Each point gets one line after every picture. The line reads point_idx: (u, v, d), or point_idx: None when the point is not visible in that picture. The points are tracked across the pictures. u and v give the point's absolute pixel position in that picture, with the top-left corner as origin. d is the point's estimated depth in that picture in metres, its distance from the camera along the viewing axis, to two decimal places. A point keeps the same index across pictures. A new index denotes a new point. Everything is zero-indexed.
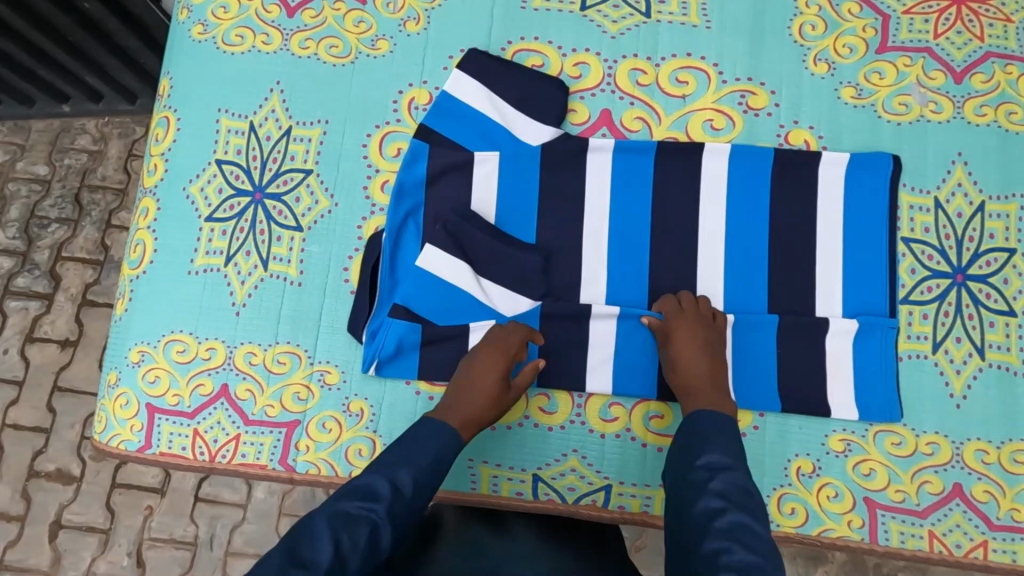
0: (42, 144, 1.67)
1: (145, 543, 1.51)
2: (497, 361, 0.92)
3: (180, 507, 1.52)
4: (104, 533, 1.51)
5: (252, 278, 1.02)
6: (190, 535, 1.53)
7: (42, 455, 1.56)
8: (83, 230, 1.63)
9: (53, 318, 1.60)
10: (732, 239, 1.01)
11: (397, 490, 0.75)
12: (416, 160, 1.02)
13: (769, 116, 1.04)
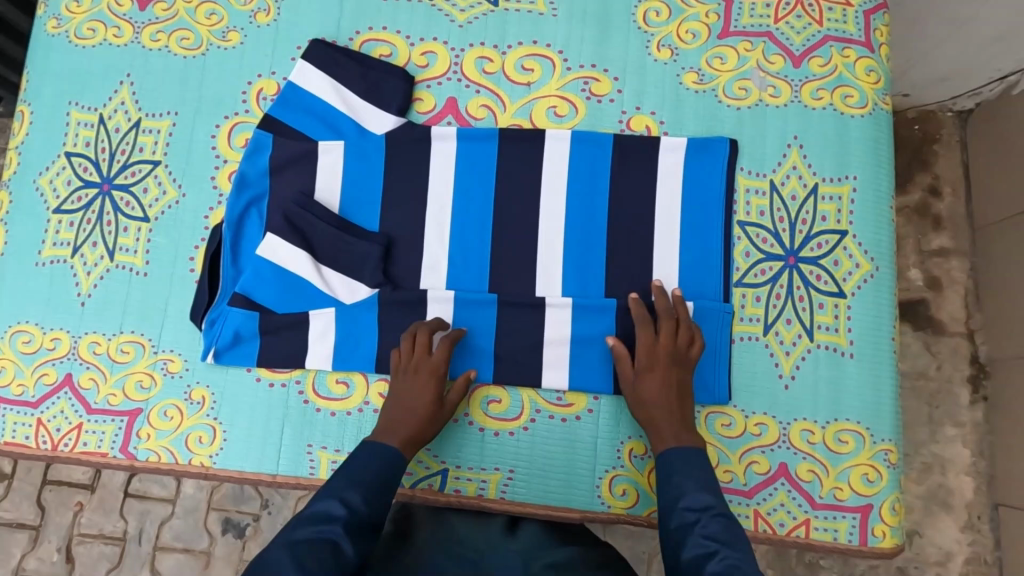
0: None
1: (74, 539, 1.60)
2: (429, 381, 0.93)
3: (108, 504, 1.62)
4: (34, 529, 1.61)
5: (98, 269, 1.03)
6: (118, 531, 1.61)
7: None
8: None
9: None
10: (571, 225, 1.02)
11: (348, 508, 0.80)
12: (259, 151, 1.03)
13: (612, 102, 1.05)
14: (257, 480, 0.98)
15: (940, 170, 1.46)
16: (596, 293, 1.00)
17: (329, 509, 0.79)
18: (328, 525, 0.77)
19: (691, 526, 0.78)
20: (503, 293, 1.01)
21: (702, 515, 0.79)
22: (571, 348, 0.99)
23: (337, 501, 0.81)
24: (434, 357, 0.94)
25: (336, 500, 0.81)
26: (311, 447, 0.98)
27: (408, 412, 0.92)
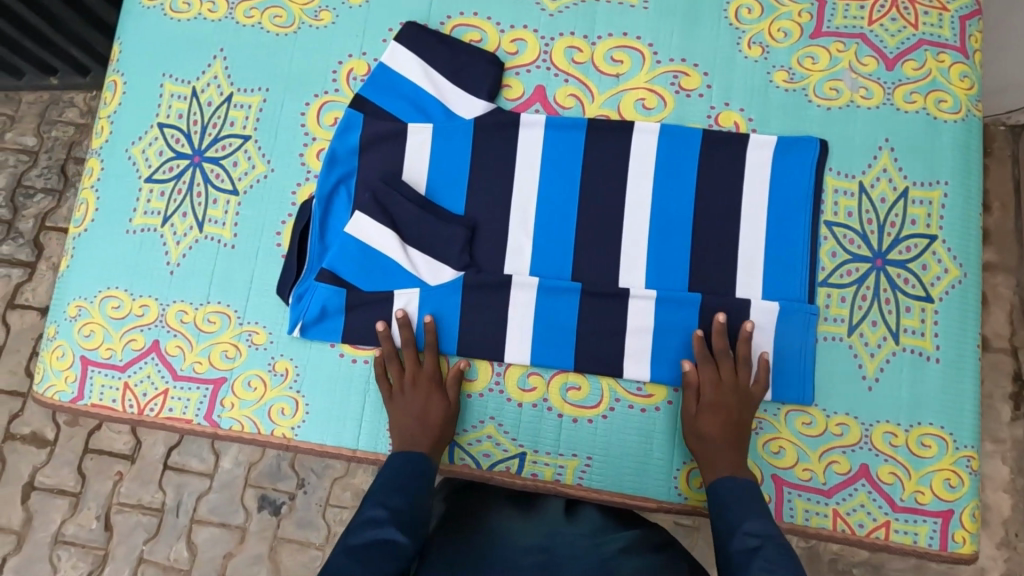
0: (31, 116, 1.95)
1: (113, 507, 1.71)
2: (429, 391, 0.97)
3: (146, 476, 1.74)
4: (74, 496, 1.73)
5: (187, 239, 1.04)
6: (156, 502, 1.72)
7: (19, 418, 1.82)
8: (67, 200, 1.93)
9: (34, 289, 1.91)
10: (655, 218, 1.02)
11: (392, 511, 0.85)
12: (349, 130, 1.04)
13: (701, 97, 1.05)
14: (338, 455, 1.00)
15: (990, 184, 1.45)
16: (679, 286, 1.01)
17: (376, 514, 0.84)
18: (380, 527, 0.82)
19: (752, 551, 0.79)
20: (587, 282, 1.02)
21: (763, 539, 0.80)
22: (654, 340, 0.99)
23: (383, 507, 0.85)
24: (426, 365, 0.98)
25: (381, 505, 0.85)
26: None
27: (423, 420, 0.95)
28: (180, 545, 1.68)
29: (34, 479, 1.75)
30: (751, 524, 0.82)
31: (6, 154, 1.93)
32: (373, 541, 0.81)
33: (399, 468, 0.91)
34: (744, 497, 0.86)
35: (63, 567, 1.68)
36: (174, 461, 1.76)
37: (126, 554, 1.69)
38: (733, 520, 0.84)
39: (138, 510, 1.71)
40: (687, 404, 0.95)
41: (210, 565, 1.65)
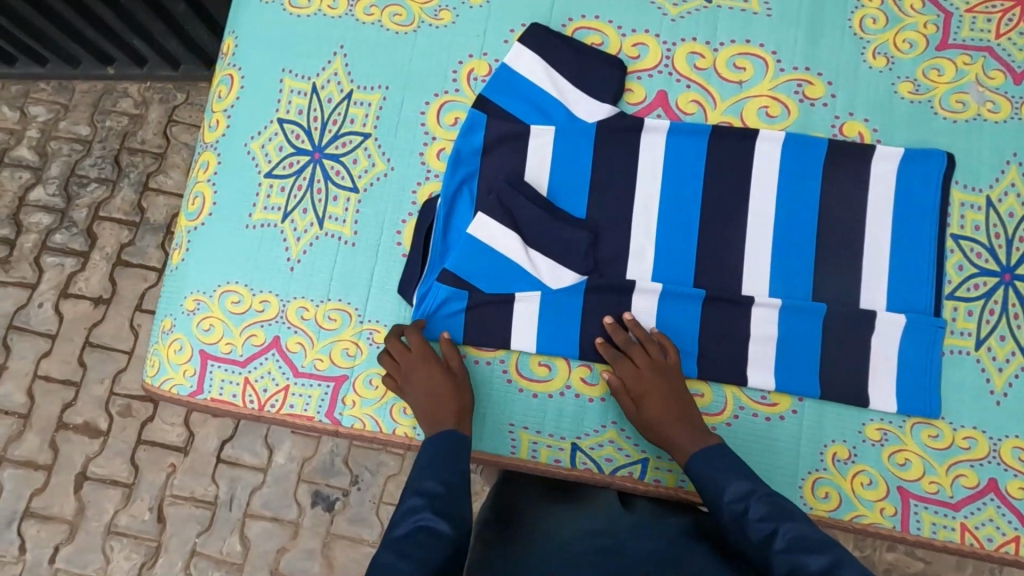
0: (84, 106, 1.98)
1: (167, 499, 1.72)
2: (424, 368, 0.95)
3: (199, 468, 1.75)
4: (127, 487, 1.73)
5: (307, 235, 1.04)
6: (209, 494, 1.73)
7: (71, 408, 1.79)
8: (121, 191, 1.93)
9: (86, 277, 1.86)
10: (779, 227, 1.02)
11: (429, 495, 0.81)
12: (473, 129, 1.04)
13: (825, 106, 1.05)
14: None
15: None
16: (802, 295, 1.00)
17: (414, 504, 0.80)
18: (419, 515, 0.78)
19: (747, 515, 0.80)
20: (710, 289, 1.01)
21: (748, 502, 0.81)
22: (778, 349, 0.99)
23: (419, 493, 0.81)
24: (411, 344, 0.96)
25: (417, 493, 0.81)
26: (513, 427, 1.00)
27: (435, 396, 0.93)
28: (233, 539, 1.69)
29: (86, 469, 1.74)
30: (734, 489, 0.83)
31: (61, 143, 1.95)
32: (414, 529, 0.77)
33: (436, 451, 0.88)
34: (717, 460, 0.87)
35: (116, 558, 1.70)
36: (228, 454, 1.76)
37: (178, 546, 1.70)
38: (716, 484, 0.85)
39: (191, 502, 1.73)
40: (625, 406, 0.96)
41: (262, 559, 1.67)
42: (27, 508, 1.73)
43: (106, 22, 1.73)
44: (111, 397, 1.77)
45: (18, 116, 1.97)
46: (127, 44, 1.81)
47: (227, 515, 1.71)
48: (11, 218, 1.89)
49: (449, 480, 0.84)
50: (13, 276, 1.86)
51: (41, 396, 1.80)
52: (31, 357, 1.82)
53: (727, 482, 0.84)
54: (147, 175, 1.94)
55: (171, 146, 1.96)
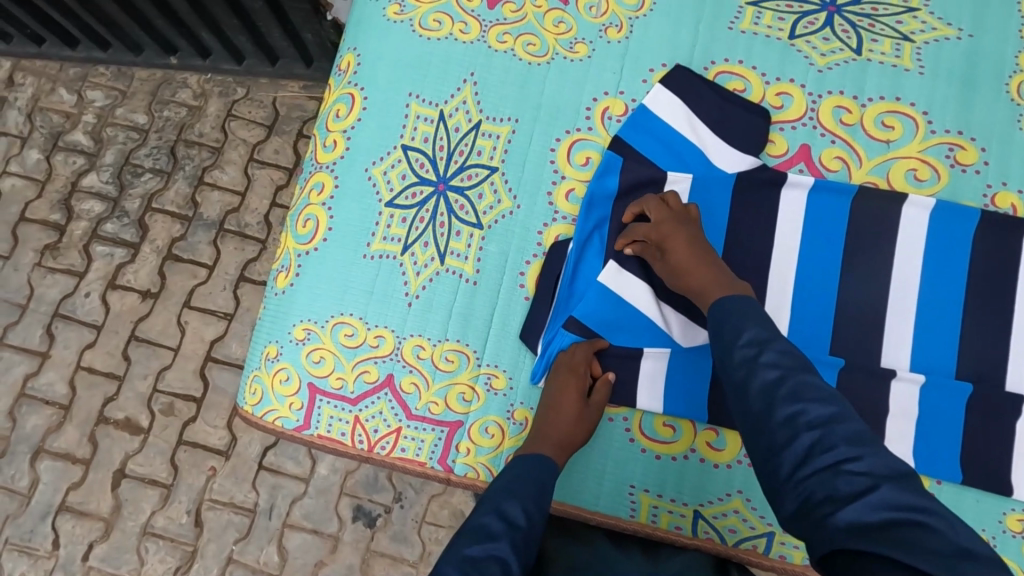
0: (142, 93, 1.91)
1: (205, 503, 1.64)
2: (566, 382, 0.92)
3: (241, 473, 1.65)
4: (166, 488, 1.65)
5: (427, 270, 1.00)
6: (249, 502, 1.64)
7: (113, 402, 1.71)
8: (175, 182, 1.84)
9: (136, 269, 1.79)
10: (925, 300, 0.97)
11: (510, 524, 0.78)
12: (608, 172, 1.00)
13: (977, 173, 1.00)
14: (576, 515, 0.96)
15: None
16: (945, 371, 0.95)
17: (491, 525, 0.77)
18: (494, 543, 0.75)
19: (796, 419, 0.69)
20: (849, 358, 0.96)
21: (762, 348, 0.76)
22: (918, 426, 0.94)
23: (497, 514, 0.79)
24: (577, 357, 0.94)
25: (497, 515, 0.79)
26: (634, 488, 0.95)
27: (554, 412, 0.91)
28: (271, 549, 1.61)
29: (125, 466, 1.67)
30: (750, 333, 0.78)
31: (117, 131, 1.89)
32: (485, 557, 0.74)
33: (525, 472, 0.85)
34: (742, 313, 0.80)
35: (151, 560, 1.61)
36: (271, 461, 1.66)
37: (215, 553, 1.61)
38: (732, 330, 0.79)
39: (229, 508, 1.64)
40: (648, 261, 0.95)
41: (300, 572, 1.59)
42: (61, 503, 1.66)
43: (179, 13, 1.69)
44: (155, 394, 1.69)
45: (75, 100, 1.92)
46: (197, 36, 1.77)
47: (265, 525, 1.63)
48: (62, 203, 1.84)
49: (533, 513, 0.80)
50: (61, 263, 1.80)
51: (82, 388, 1.72)
52: (75, 348, 1.75)
53: (744, 327, 0.79)
54: (203, 169, 1.85)
55: (229, 141, 1.87)
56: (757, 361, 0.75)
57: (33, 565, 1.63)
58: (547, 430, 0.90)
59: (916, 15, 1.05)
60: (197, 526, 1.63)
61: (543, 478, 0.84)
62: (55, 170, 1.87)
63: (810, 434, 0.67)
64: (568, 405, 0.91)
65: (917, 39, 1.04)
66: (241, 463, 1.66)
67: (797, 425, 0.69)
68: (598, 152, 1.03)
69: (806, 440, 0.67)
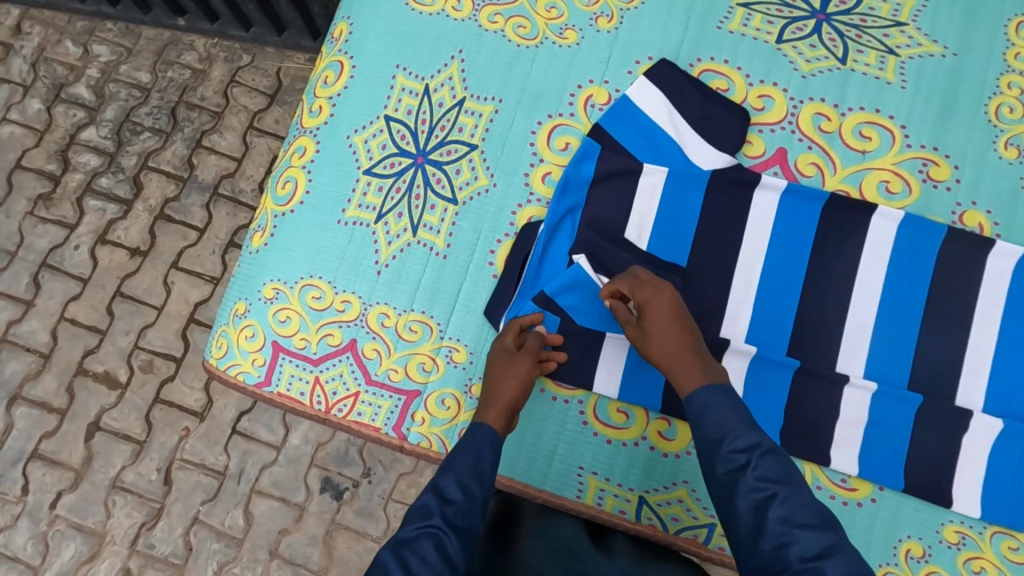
0: (148, 52, 1.92)
1: (176, 462, 1.65)
2: (499, 363, 0.92)
3: (213, 437, 1.67)
4: (139, 444, 1.67)
5: (399, 241, 1.02)
6: (219, 464, 1.65)
7: (93, 355, 1.72)
8: (172, 144, 1.85)
9: (127, 226, 1.80)
10: (885, 310, 0.98)
11: (446, 499, 0.77)
12: (585, 159, 1.01)
13: (948, 190, 1.01)
14: (523, 492, 0.98)
15: None
16: (897, 382, 0.97)
17: (428, 503, 0.77)
18: (430, 520, 0.74)
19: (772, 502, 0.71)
20: (805, 360, 0.98)
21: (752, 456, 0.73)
22: (865, 434, 0.96)
23: (432, 493, 0.78)
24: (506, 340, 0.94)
25: (435, 492, 0.78)
26: (582, 470, 0.97)
27: (496, 390, 0.90)
28: (237, 512, 1.62)
29: (100, 419, 1.68)
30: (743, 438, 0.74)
31: (119, 87, 1.90)
32: (418, 534, 0.73)
33: (464, 442, 0.84)
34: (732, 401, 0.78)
35: (117, 514, 1.63)
36: (244, 425, 1.67)
37: (182, 512, 1.63)
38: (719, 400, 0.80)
39: (200, 469, 1.65)
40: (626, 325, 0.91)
41: (264, 538, 1.60)
42: (35, 451, 1.68)
43: None
44: (136, 349, 1.71)
45: (80, 53, 1.93)
46: None
47: (234, 488, 1.64)
48: (59, 154, 1.85)
49: (471, 488, 0.79)
50: (53, 214, 1.81)
51: (65, 339, 1.74)
52: (60, 299, 1.76)
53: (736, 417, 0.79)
54: (201, 133, 1.86)
55: (230, 107, 1.87)
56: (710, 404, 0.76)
57: (1, 509, 1.65)
58: (492, 401, 0.89)
59: (903, 30, 1.06)
60: (166, 484, 1.65)
61: (480, 444, 0.84)
62: (54, 121, 1.88)
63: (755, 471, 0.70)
64: (508, 377, 0.91)
65: (902, 54, 1.05)
66: (215, 426, 1.67)
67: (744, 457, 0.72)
68: (577, 138, 1.04)
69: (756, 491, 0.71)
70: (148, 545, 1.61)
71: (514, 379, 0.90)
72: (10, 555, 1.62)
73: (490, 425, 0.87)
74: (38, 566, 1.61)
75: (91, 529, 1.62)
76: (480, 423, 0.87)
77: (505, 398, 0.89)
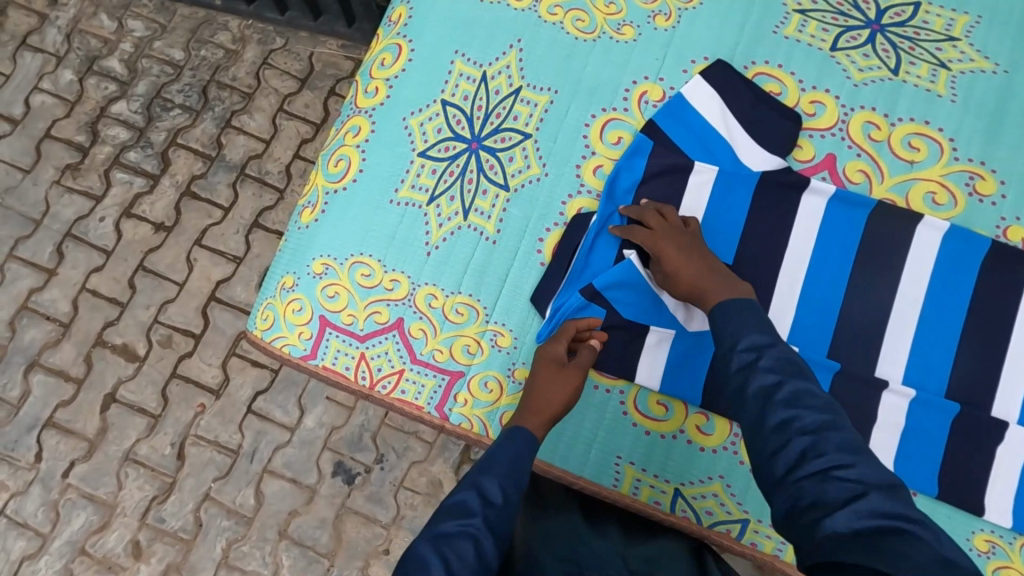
0: (183, 29, 1.94)
1: (190, 438, 1.66)
2: (547, 373, 0.92)
3: (228, 414, 1.67)
4: (154, 418, 1.67)
5: (449, 224, 1.03)
6: (233, 443, 1.66)
7: (112, 326, 1.73)
8: (202, 122, 1.86)
9: (153, 200, 1.81)
10: (926, 318, 1.00)
11: (486, 501, 0.79)
12: (637, 154, 1.03)
13: (993, 205, 1.03)
14: (561, 477, 0.99)
15: None
16: (935, 389, 0.98)
17: (468, 501, 0.78)
18: (469, 519, 0.77)
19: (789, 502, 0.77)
20: (846, 363, 0.99)
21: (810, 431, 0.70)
22: (902, 440, 0.97)
23: (474, 491, 0.80)
24: (552, 348, 0.94)
25: (475, 491, 0.80)
26: (620, 460, 0.98)
27: (542, 401, 0.91)
28: (248, 492, 1.62)
29: (117, 391, 1.69)
30: (749, 339, 0.78)
31: (152, 63, 1.91)
32: (457, 532, 0.76)
33: (502, 447, 0.85)
34: None
35: (129, 486, 1.64)
36: (260, 406, 1.67)
37: (193, 487, 1.63)
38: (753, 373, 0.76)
39: (213, 447, 1.66)
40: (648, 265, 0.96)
41: (274, 518, 1.61)
42: (50, 419, 1.68)
43: None
44: (155, 324, 1.71)
45: (115, 27, 1.94)
46: None
47: (246, 467, 1.65)
48: (89, 126, 1.86)
49: (509, 492, 0.81)
50: (80, 184, 1.82)
51: (85, 309, 1.74)
52: (83, 269, 1.77)
53: None
54: (232, 113, 1.86)
55: (261, 88, 1.88)
56: (754, 367, 0.75)
57: (13, 475, 1.65)
58: (537, 409, 0.90)
59: (956, 45, 1.08)
60: (179, 459, 1.66)
61: (521, 451, 0.85)
62: (86, 92, 1.89)
63: (802, 440, 0.69)
64: (554, 382, 0.92)
65: (954, 68, 1.07)
66: (231, 404, 1.68)
67: (789, 432, 0.70)
68: (630, 133, 1.05)
69: (799, 445, 0.69)
70: (157, 518, 1.62)
71: (559, 392, 0.91)
72: (20, 521, 1.62)
73: (530, 431, 0.88)
74: (47, 533, 1.61)
75: (102, 500, 1.63)
76: (521, 430, 0.88)
77: (548, 407, 0.90)
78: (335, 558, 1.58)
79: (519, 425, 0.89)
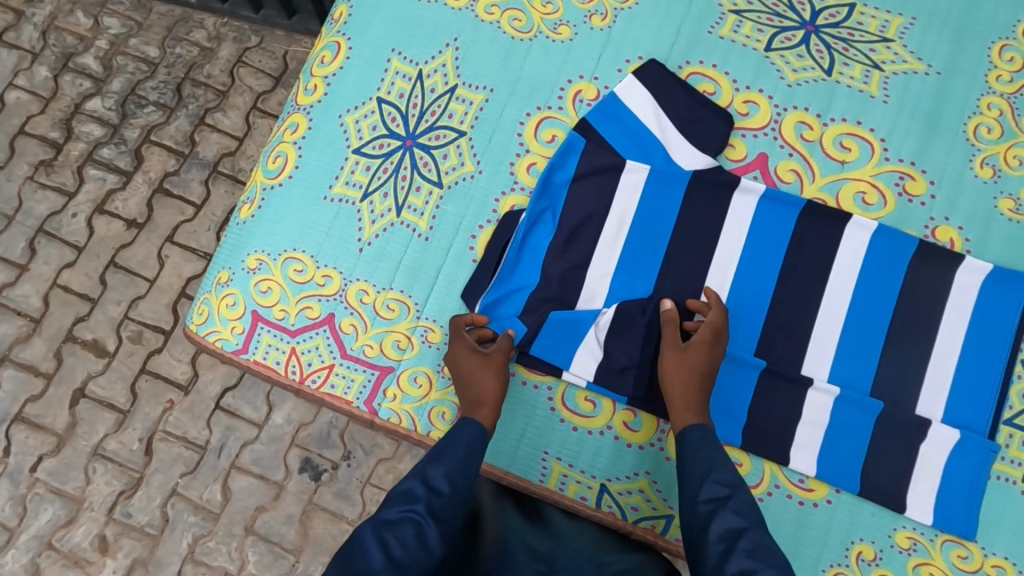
0: (159, 27, 1.94)
1: (158, 433, 1.67)
2: (473, 365, 0.93)
3: (196, 410, 1.68)
4: (122, 413, 1.68)
5: (383, 220, 1.04)
6: (200, 439, 1.67)
7: (83, 322, 1.74)
8: (176, 119, 1.87)
9: (125, 197, 1.82)
10: (854, 314, 1.00)
11: (432, 489, 0.81)
12: (569, 153, 1.04)
13: (922, 205, 1.03)
14: (489, 472, 1.00)
15: None
16: (861, 388, 0.99)
17: (413, 488, 0.80)
18: (412, 505, 0.79)
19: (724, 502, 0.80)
20: (771, 361, 1.00)
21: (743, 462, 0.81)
22: (827, 438, 0.98)
23: (420, 480, 0.82)
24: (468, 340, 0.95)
25: (421, 480, 0.82)
26: (547, 455, 0.99)
27: (481, 393, 0.92)
28: (215, 487, 1.63)
29: (86, 386, 1.70)
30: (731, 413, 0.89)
31: (127, 60, 1.92)
32: (400, 518, 0.77)
33: (453, 438, 0.87)
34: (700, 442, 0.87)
35: (96, 481, 1.65)
36: (228, 402, 1.68)
37: (161, 483, 1.64)
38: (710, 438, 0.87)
39: (181, 443, 1.67)
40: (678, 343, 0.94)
41: (240, 514, 1.62)
42: (20, 414, 1.69)
43: None
44: (125, 320, 1.72)
45: (91, 24, 1.95)
46: None
47: (213, 463, 1.66)
48: (63, 122, 1.88)
49: (457, 481, 0.83)
50: (53, 180, 1.84)
51: (57, 305, 1.76)
52: (54, 265, 1.78)
53: None
54: (205, 110, 1.87)
55: (235, 86, 1.88)
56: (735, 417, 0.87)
57: None
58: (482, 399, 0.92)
59: (889, 46, 1.09)
60: (147, 454, 1.66)
61: (472, 441, 0.87)
62: (61, 89, 1.90)
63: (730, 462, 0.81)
64: (486, 371, 0.93)
65: (887, 69, 1.08)
66: (199, 400, 1.68)
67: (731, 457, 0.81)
68: (564, 132, 1.06)
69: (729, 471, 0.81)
70: (124, 514, 1.63)
71: (495, 377, 0.93)
72: None
73: (481, 423, 0.90)
74: (15, 528, 1.63)
75: (70, 495, 1.64)
76: (471, 420, 0.90)
77: (491, 394, 0.92)
78: (300, 555, 1.58)
79: (469, 417, 0.91)
